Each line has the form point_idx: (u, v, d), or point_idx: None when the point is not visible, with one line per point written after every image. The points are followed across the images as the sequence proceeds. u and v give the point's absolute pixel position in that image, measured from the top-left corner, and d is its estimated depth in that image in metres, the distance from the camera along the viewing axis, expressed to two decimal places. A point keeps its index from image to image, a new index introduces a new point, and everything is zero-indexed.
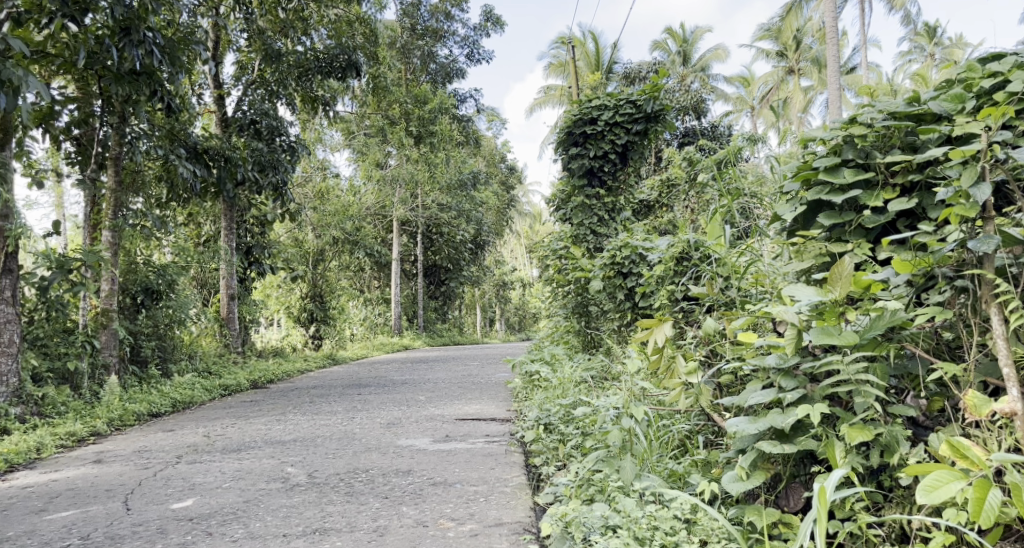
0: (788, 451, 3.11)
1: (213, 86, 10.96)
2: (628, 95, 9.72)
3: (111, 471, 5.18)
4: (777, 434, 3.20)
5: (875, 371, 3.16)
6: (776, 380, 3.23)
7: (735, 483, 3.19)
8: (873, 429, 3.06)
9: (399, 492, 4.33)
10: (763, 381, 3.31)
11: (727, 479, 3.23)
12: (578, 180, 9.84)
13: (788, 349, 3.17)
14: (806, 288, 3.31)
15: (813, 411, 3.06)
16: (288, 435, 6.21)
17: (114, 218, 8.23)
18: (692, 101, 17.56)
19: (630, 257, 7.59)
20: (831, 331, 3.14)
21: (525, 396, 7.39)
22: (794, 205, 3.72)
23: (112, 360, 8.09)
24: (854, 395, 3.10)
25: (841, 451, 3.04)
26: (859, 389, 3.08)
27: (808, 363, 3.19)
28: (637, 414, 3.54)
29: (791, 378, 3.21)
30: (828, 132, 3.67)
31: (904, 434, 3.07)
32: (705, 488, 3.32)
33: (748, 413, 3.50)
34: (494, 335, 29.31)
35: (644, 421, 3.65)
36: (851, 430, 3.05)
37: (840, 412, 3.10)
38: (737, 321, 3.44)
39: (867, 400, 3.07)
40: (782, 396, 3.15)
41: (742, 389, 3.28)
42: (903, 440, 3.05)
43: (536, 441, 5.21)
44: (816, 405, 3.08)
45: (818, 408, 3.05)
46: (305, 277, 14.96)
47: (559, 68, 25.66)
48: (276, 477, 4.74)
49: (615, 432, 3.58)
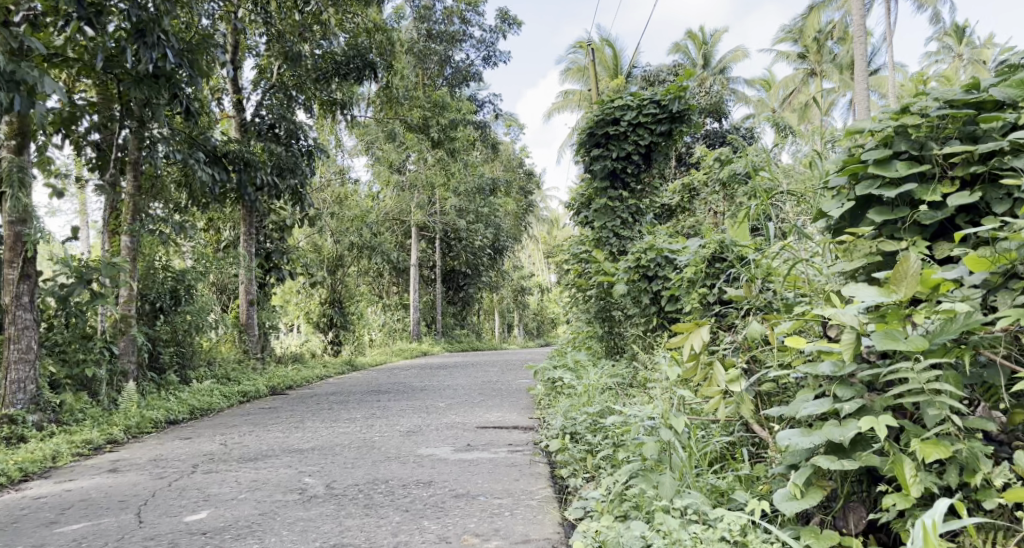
0: (848, 467, 2.94)
1: (232, 91, 10.85)
2: (652, 95, 9.52)
3: (125, 481, 5.01)
4: (834, 449, 3.03)
5: (948, 379, 2.95)
6: (832, 389, 3.07)
7: (789, 502, 3.02)
8: (950, 444, 2.87)
9: (420, 505, 4.15)
10: (815, 390, 3.14)
11: (780, 498, 3.06)
12: (600, 182, 9.65)
13: (846, 355, 3.00)
14: (865, 288, 3.12)
15: (878, 425, 2.88)
16: (307, 443, 6.04)
17: (132, 223, 8.06)
18: (713, 103, 17.33)
19: (655, 260, 7.38)
20: (895, 336, 2.96)
21: (548, 403, 7.19)
22: (840, 202, 3.50)
23: (131, 366, 8.01)
24: (926, 407, 2.91)
25: (912, 469, 2.86)
26: (932, 399, 2.90)
27: (868, 371, 3.01)
28: (677, 425, 3.35)
29: (847, 387, 3.05)
30: (877, 123, 3.48)
31: (985, 451, 2.88)
32: (755, 506, 3.14)
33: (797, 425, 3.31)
34: (514, 341, 29.07)
35: (683, 435, 3.44)
36: (925, 446, 2.86)
37: (910, 425, 2.92)
38: (784, 324, 3.25)
39: (941, 412, 2.87)
40: (839, 407, 2.98)
41: (794, 401, 3.10)
42: (985, 457, 2.86)
43: (562, 451, 5.02)
44: (881, 418, 2.90)
45: (884, 421, 2.88)
46: (323, 282, 14.82)
47: (578, 72, 25.45)
48: (293, 488, 4.56)
49: (653, 444, 3.38)
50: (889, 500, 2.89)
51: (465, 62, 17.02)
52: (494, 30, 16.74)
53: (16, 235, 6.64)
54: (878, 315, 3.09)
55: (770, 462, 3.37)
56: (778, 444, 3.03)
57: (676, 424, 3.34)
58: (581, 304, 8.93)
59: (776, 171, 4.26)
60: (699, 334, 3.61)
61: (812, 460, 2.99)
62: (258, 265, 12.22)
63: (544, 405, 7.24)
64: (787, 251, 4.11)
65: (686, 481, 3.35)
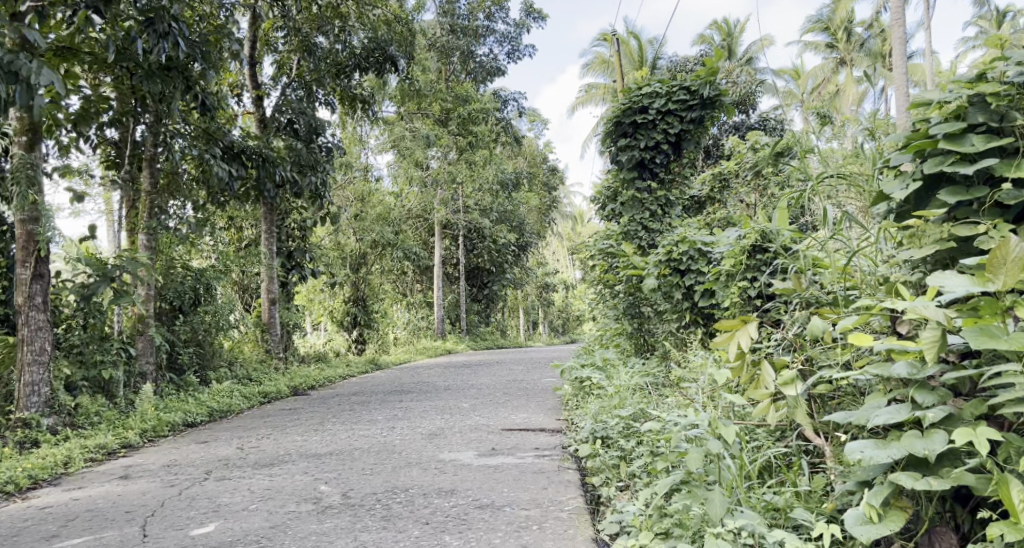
0: (935, 487, 2.63)
1: (251, 86, 10.59)
2: (682, 81, 9.16)
3: (134, 489, 4.65)
4: (918, 466, 2.74)
5: None
6: (911, 395, 2.77)
7: (866, 525, 2.72)
8: None
9: (441, 517, 3.87)
10: (889, 396, 2.85)
11: (851, 521, 2.76)
12: (628, 173, 9.32)
13: (930, 356, 2.69)
14: (955, 278, 2.81)
15: (977, 439, 2.60)
16: (325, 448, 5.77)
17: (148, 221, 7.69)
18: (742, 94, 16.95)
19: (687, 252, 7.03)
20: (991, 333, 2.65)
21: (576, 404, 6.88)
22: (904, 183, 3.18)
23: (149, 368, 7.69)
24: None
25: (1019, 492, 2.55)
26: None
27: (954, 373, 2.71)
28: (727, 435, 3.03)
29: (929, 392, 2.76)
30: (947, 93, 3.15)
31: None
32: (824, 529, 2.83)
33: (870, 437, 3.00)
34: (539, 338, 28.75)
35: (734, 445, 3.13)
36: None
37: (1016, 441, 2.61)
38: (848, 321, 2.94)
39: None
40: (922, 416, 2.69)
41: (862, 409, 2.83)
42: None
43: (592, 457, 4.72)
44: (979, 431, 2.61)
45: (983, 434, 2.59)
46: (346, 281, 14.57)
47: (602, 65, 25.05)
48: (308, 498, 4.29)
49: (699, 457, 3.06)
50: (997, 529, 2.55)
51: (487, 56, 16.71)
52: (517, 23, 16.38)
53: (27, 234, 6.30)
54: (967, 309, 2.78)
55: (833, 476, 3.05)
56: (849, 457, 2.75)
57: (728, 435, 3.05)
58: (609, 301, 8.60)
59: (825, 151, 3.92)
60: (743, 335, 3.39)
61: (890, 477, 2.71)
62: (281, 263, 11.98)
63: (572, 406, 6.95)
64: (839, 242, 3.79)
65: (737, 497, 3.04)
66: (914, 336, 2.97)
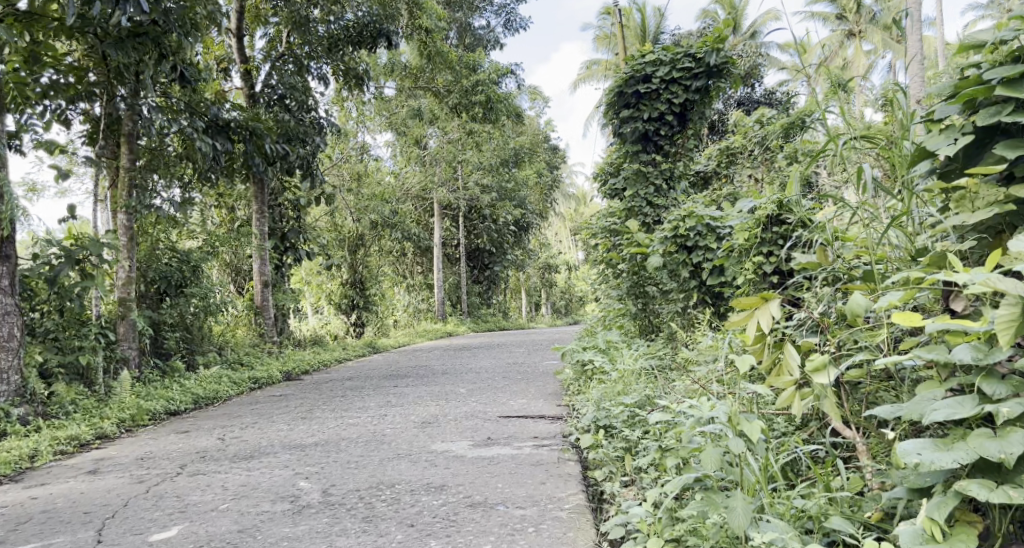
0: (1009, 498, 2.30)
1: (239, 60, 10.12)
2: (687, 48, 8.75)
3: (100, 486, 4.21)
4: (984, 470, 2.42)
5: None
6: (976, 385, 2.45)
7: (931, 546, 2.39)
8: None
9: (427, 518, 3.57)
10: (949, 386, 2.52)
11: (909, 538, 2.42)
12: (632, 146, 8.95)
13: (1007, 339, 2.36)
14: None
15: None
16: (310, 438, 5.41)
17: (128, 199, 7.23)
18: (747, 67, 16.52)
19: (695, 229, 6.67)
20: None
21: (577, 389, 6.54)
22: (952, 137, 2.87)
23: (131, 353, 7.23)
24: None
25: None
26: None
27: None
28: (753, 434, 2.68)
29: (998, 382, 2.43)
30: (1005, 33, 2.81)
31: None
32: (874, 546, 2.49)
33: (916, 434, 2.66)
34: (541, 319, 28.37)
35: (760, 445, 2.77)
36: None
37: None
38: (897, 296, 2.64)
39: None
40: (992, 411, 2.36)
41: (912, 402, 2.53)
42: None
43: (595, 448, 4.38)
44: None
45: None
46: (344, 263, 14.20)
47: (605, 40, 24.54)
48: (285, 495, 3.93)
49: (718, 459, 2.71)
50: None
51: (485, 30, 16.24)
52: None
53: None
54: None
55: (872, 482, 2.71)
56: (905, 461, 2.42)
57: (754, 428, 2.73)
58: (611, 281, 8.22)
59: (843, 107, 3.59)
60: (764, 316, 3.10)
61: (956, 487, 2.38)
62: (273, 245, 11.60)
63: (573, 390, 6.61)
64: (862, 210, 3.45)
65: (761, 502, 2.69)
66: (970, 313, 2.67)
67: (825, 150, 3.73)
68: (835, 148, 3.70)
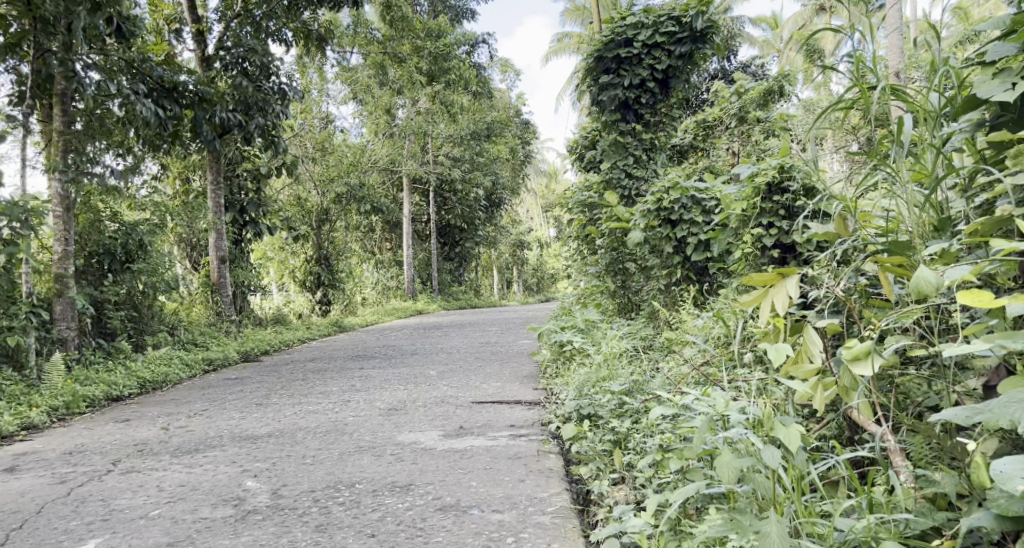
0: None
1: (191, 20, 9.48)
2: (670, 10, 8.32)
3: (14, 488, 3.70)
4: None
5: None
6: None
7: None
8: None
9: (391, 526, 3.13)
10: None
11: None
12: (611, 115, 8.50)
13: None
14: None
15: None
16: (263, 428, 4.91)
17: (62, 163, 6.71)
18: (723, 38, 16.17)
19: (680, 201, 6.24)
20: None
21: (555, 371, 6.14)
22: (1007, 83, 2.67)
23: (70, 334, 6.70)
24: None
25: None
26: None
27: None
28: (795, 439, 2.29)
29: None
30: None
31: None
32: None
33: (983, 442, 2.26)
34: (512, 297, 27.93)
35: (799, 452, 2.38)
36: None
37: None
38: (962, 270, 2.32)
39: None
40: None
41: (996, 405, 2.16)
42: None
43: (578, 439, 3.97)
44: None
45: None
46: (308, 237, 13.64)
47: (577, 12, 24.04)
48: (229, 498, 3.45)
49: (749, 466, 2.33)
50: None
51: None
52: None
53: None
54: None
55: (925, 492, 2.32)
56: (1009, 486, 2.04)
57: (794, 436, 2.36)
58: (588, 257, 7.81)
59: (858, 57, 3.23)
60: (779, 295, 2.66)
61: None
62: (232, 219, 11.02)
63: (550, 373, 6.19)
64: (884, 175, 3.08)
65: (795, 521, 2.32)
66: None
67: (839, 104, 3.33)
68: (851, 101, 3.29)
